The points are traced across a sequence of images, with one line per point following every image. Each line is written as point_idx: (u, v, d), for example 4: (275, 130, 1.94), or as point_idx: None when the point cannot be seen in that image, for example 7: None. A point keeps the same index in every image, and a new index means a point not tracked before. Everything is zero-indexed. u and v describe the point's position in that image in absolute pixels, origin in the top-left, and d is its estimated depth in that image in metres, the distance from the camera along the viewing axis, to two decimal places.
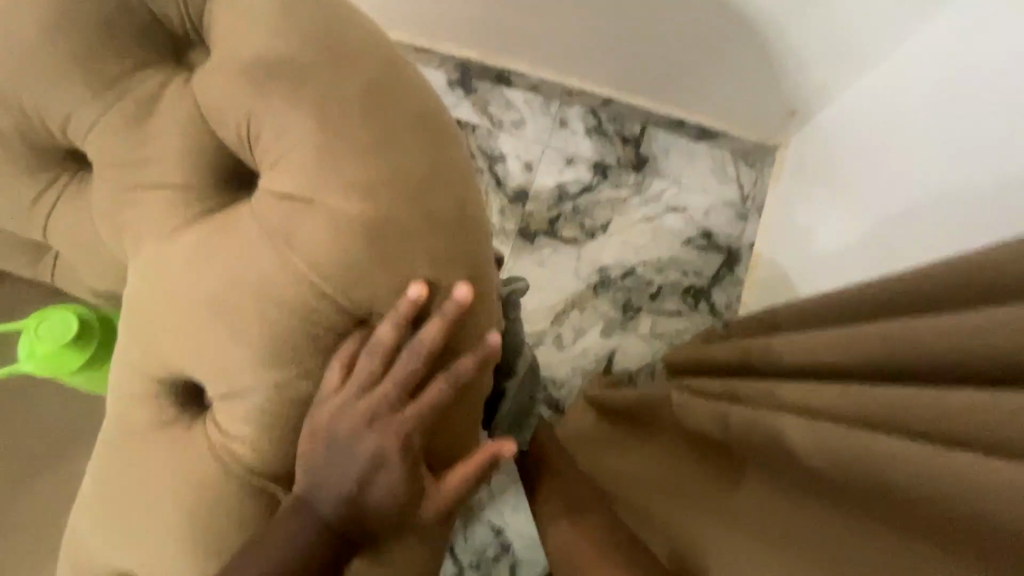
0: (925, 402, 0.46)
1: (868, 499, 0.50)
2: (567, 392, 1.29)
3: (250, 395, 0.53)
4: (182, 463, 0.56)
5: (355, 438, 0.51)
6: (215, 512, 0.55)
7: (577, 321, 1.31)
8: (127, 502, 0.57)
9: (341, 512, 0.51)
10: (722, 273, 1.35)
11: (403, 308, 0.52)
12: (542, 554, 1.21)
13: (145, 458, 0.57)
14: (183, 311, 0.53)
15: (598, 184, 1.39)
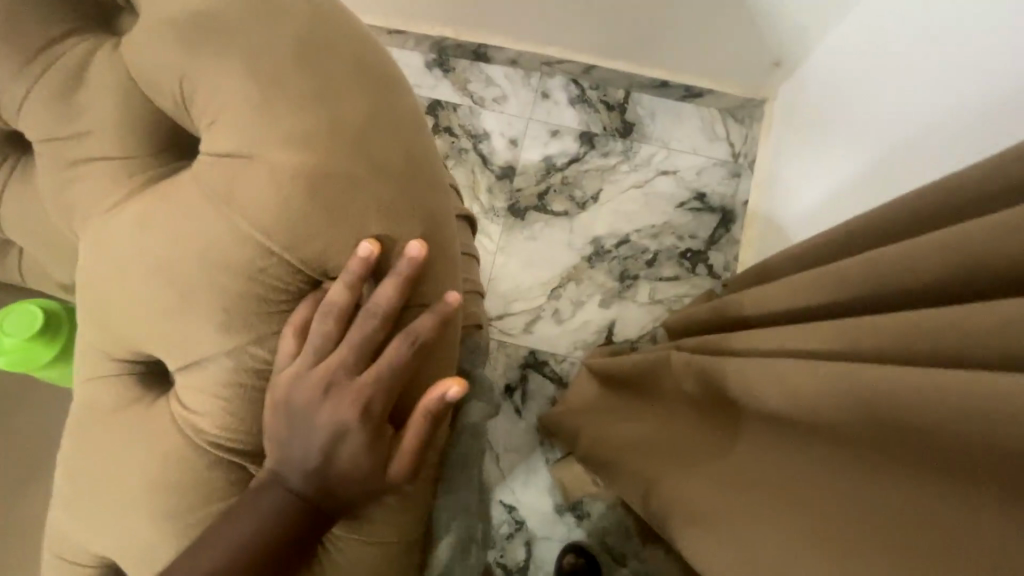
0: (906, 322, 0.43)
1: (861, 435, 0.47)
2: (570, 364, 1.28)
3: (210, 364, 0.52)
4: (149, 441, 0.55)
5: (316, 405, 0.51)
6: (184, 489, 0.54)
7: (574, 294, 1.30)
8: (100, 487, 0.56)
9: (309, 481, 0.51)
10: (720, 234, 1.33)
11: (352, 268, 0.50)
12: (557, 529, 1.21)
13: (115, 439, 0.56)
14: (134, 284, 0.52)
15: (586, 154, 1.36)
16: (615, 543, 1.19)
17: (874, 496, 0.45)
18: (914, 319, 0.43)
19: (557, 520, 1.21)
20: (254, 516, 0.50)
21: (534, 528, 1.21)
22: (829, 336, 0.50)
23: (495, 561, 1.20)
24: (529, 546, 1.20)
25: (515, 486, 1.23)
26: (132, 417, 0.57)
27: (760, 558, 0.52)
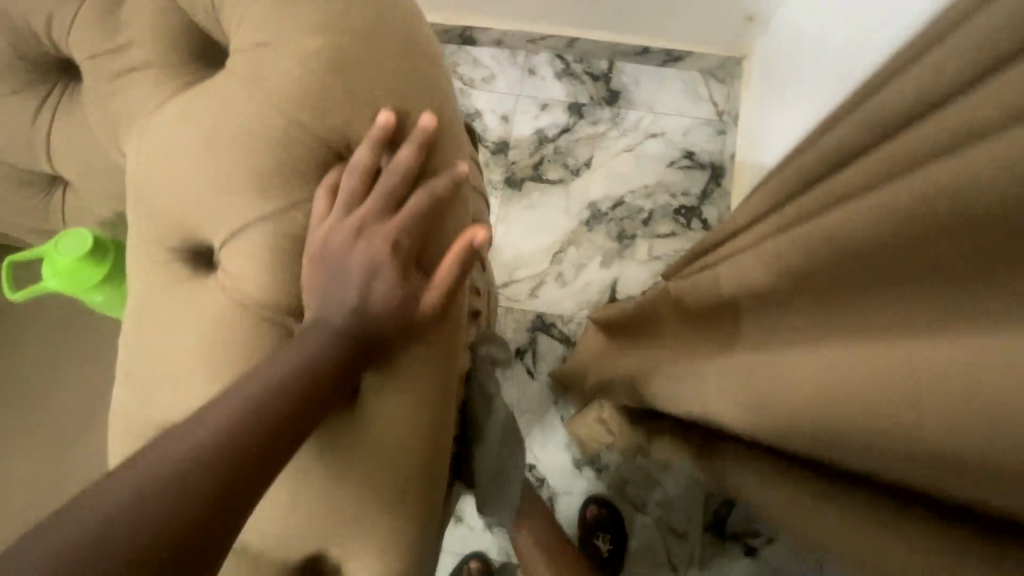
0: (886, 155, 0.44)
1: (854, 272, 0.46)
2: (576, 325, 1.31)
3: (252, 244, 0.56)
4: (203, 314, 0.58)
5: (350, 252, 0.54)
6: (233, 353, 0.56)
7: (575, 257, 1.34)
8: (160, 363, 0.59)
9: (347, 321, 0.54)
10: (711, 188, 1.37)
11: (373, 132, 0.54)
12: (577, 483, 1.25)
13: (171, 316, 0.60)
14: (182, 172, 0.56)
15: (576, 124, 1.42)
16: (634, 490, 1.23)
17: (850, 325, 0.47)
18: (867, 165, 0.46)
19: (577, 474, 1.25)
20: (300, 352, 0.52)
21: (554, 483, 1.25)
22: (806, 209, 0.54)
23: None
24: (551, 501, 1.24)
25: (533, 445, 1.26)
26: (175, 302, 0.60)
27: (765, 420, 0.56)
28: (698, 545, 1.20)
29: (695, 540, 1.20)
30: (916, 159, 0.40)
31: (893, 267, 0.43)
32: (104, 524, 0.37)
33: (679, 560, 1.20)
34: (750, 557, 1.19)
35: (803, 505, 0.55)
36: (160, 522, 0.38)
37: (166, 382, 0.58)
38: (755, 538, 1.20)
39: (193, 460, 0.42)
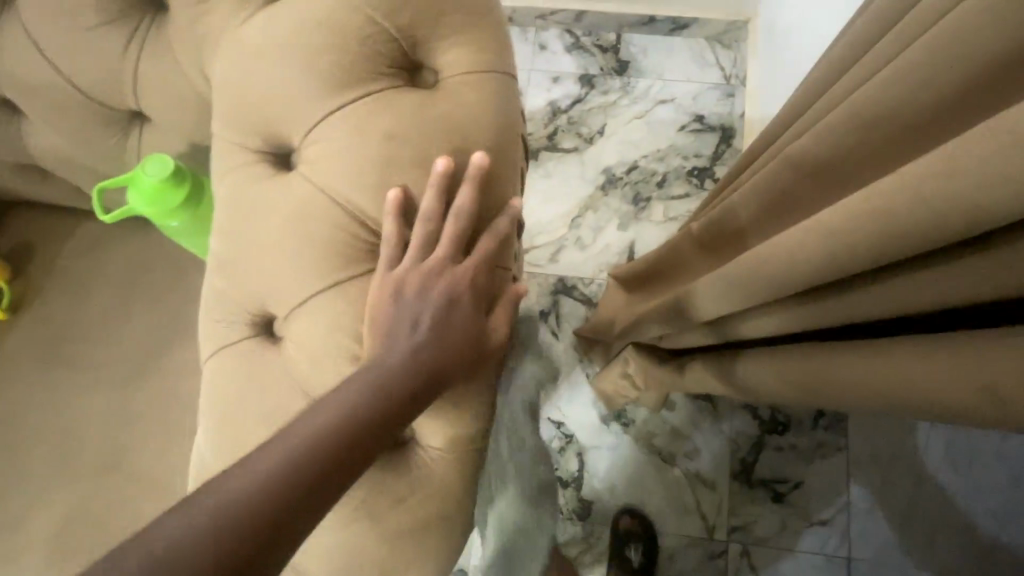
0: (895, 39, 0.46)
1: (855, 154, 0.49)
2: (597, 286, 1.35)
3: (306, 145, 0.54)
4: (286, 208, 0.53)
5: (418, 304, 0.51)
6: (317, 252, 0.52)
7: (593, 221, 1.38)
8: (245, 267, 0.55)
9: (417, 371, 0.51)
10: (722, 150, 1.41)
11: (434, 181, 0.50)
12: (606, 439, 1.27)
13: (250, 218, 0.55)
14: (232, 77, 0.54)
15: (588, 94, 1.46)
16: (662, 443, 1.26)
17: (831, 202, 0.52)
18: (866, 59, 0.50)
19: (605, 430, 1.27)
20: (404, 343, 0.51)
21: (583, 440, 1.27)
22: (816, 113, 0.58)
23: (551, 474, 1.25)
24: (581, 457, 1.26)
25: (561, 404, 1.29)
26: (238, 209, 0.56)
27: (797, 320, 0.58)
28: (726, 492, 1.23)
29: (724, 487, 1.23)
30: (913, 37, 0.44)
31: (873, 146, 0.47)
32: (254, 501, 0.44)
33: (709, 509, 1.23)
34: (778, 502, 1.22)
35: (833, 391, 0.59)
36: (302, 508, 0.45)
37: (220, 305, 0.58)
38: (782, 483, 1.23)
39: (326, 454, 0.47)
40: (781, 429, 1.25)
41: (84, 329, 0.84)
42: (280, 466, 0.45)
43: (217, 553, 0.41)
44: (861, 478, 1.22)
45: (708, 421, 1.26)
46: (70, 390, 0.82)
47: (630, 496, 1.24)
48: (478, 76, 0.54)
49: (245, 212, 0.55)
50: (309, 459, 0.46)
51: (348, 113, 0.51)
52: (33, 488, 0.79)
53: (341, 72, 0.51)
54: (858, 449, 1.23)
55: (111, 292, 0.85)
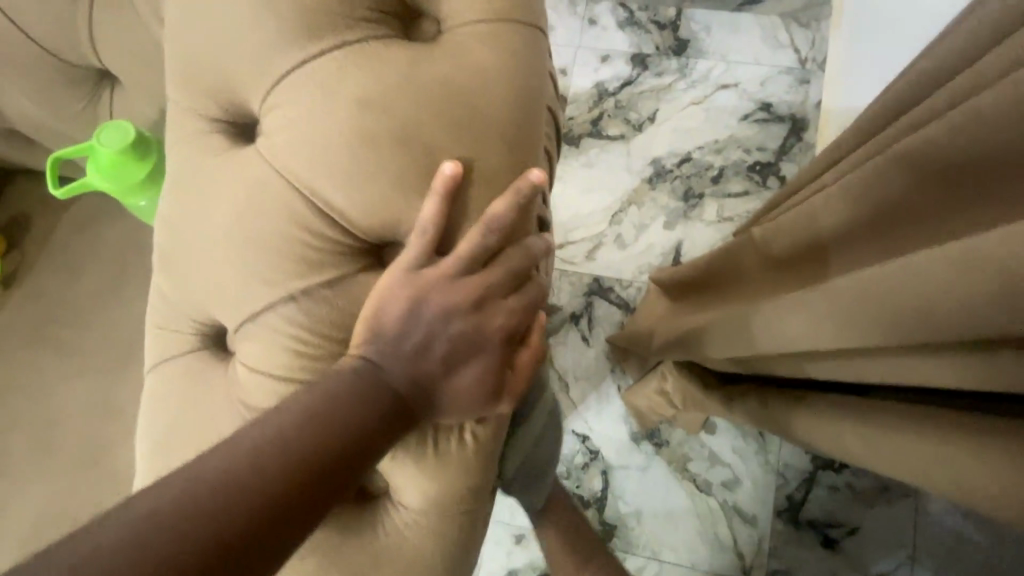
0: None
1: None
2: (636, 290, 1.22)
3: (276, 112, 0.44)
4: (243, 193, 0.44)
5: (423, 328, 0.43)
6: (270, 249, 0.43)
7: (636, 218, 1.25)
8: (192, 260, 0.47)
9: (413, 392, 0.43)
10: (791, 143, 1.24)
11: (435, 187, 0.41)
12: (636, 458, 1.15)
13: (202, 201, 0.46)
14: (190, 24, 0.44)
15: (639, 76, 1.31)
16: (698, 470, 1.13)
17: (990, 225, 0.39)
18: None
19: (635, 449, 1.16)
20: (390, 338, 0.43)
21: (610, 457, 1.16)
22: (946, 94, 0.45)
23: (572, 492, 1.15)
24: (606, 476, 1.15)
25: (588, 416, 1.18)
26: (193, 190, 0.47)
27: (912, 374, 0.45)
28: (768, 531, 1.10)
29: (766, 525, 1.10)
30: None
31: None
32: (185, 511, 0.36)
33: (747, 547, 1.09)
34: (829, 548, 1.08)
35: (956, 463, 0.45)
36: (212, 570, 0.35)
37: (179, 302, 0.51)
38: (834, 528, 1.08)
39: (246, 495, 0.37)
40: (838, 465, 1.10)
41: (76, 310, 0.79)
42: (189, 507, 0.36)
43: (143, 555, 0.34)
44: (931, 530, 1.06)
45: (753, 449, 1.12)
46: (57, 371, 0.77)
47: (658, 524, 1.12)
48: (497, 30, 0.44)
49: (208, 190, 0.46)
50: (226, 499, 0.37)
51: (337, 72, 0.41)
52: (11, 472, 0.74)
53: (331, 21, 0.42)
54: (930, 496, 1.07)
55: (106, 272, 0.79)
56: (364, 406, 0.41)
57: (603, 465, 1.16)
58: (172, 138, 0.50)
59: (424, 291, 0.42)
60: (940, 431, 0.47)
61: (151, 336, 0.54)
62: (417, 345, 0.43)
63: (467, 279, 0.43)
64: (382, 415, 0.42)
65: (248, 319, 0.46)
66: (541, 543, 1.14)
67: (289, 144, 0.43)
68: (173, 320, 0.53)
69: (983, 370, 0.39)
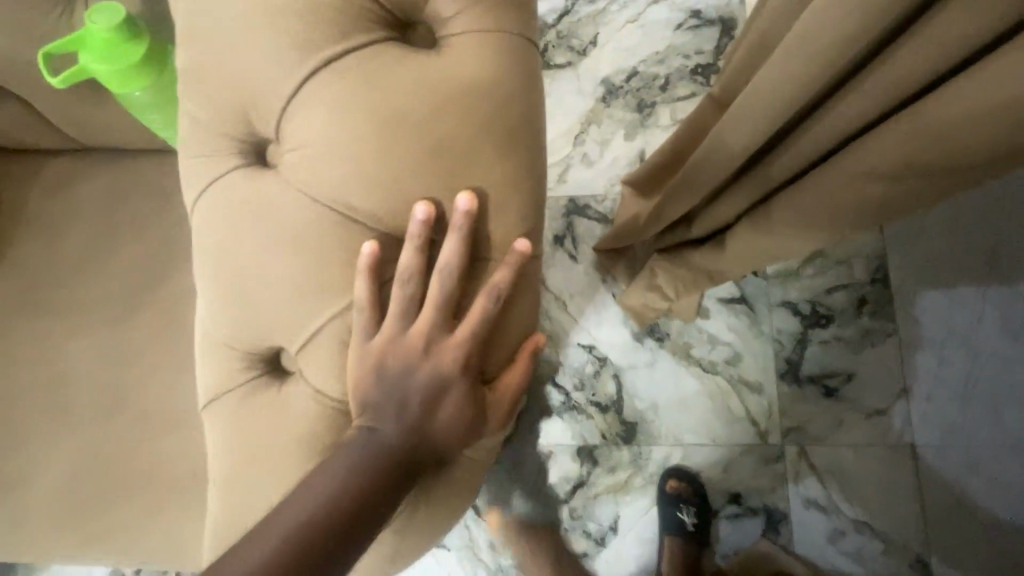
0: None
1: None
2: (611, 202, 1.27)
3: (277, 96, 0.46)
4: (280, 231, 0.47)
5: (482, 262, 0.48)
6: (311, 266, 0.46)
7: (598, 135, 1.30)
8: (235, 282, 0.49)
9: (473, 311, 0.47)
10: (724, 43, 1.31)
11: (475, 104, 0.45)
12: (640, 355, 1.20)
13: (241, 234, 0.48)
14: (201, 31, 0.47)
15: (575, 5, 1.36)
16: (701, 353, 1.19)
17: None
18: None
19: (638, 347, 1.20)
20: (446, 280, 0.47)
21: (617, 360, 1.20)
22: None
23: (588, 401, 1.19)
24: (618, 378, 1.19)
25: (589, 327, 1.22)
26: (240, 213, 0.48)
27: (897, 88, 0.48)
28: (774, 394, 1.17)
29: (771, 390, 1.17)
30: None
31: None
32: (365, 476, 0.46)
33: (759, 414, 1.16)
34: (831, 397, 1.15)
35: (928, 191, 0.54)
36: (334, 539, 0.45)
37: (218, 313, 0.51)
38: (833, 377, 1.16)
39: (380, 497, 0.46)
40: (824, 321, 1.18)
41: (45, 272, 0.72)
42: (337, 521, 0.45)
43: (336, 509, 0.45)
44: (916, 360, 1.15)
45: (746, 324, 1.19)
46: (57, 339, 0.71)
47: (675, 412, 1.17)
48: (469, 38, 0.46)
49: (250, 221, 0.48)
50: (312, 521, 0.45)
51: (378, 62, 0.46)
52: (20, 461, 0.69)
53: (361, 68, 0.45)
54: (909, 330, 1.16)
55: (57, 217, 0.73)
56: (478, 346, 0.48)
57: (616, 370, 1.20)
58: (345, 49, 0.46)
59: (460, 128, 0.45)
60: (894, 156, 0.52)
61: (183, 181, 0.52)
62: (476, 271, 0.48)
63: (528, 147, 0.48)
64: (494, 354, 0.50)
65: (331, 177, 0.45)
66: (569, 455, 1.17)
67: (318, 132, 0.46)
68: (212, 167, 0.50)
69: (895, 66, 0.47)
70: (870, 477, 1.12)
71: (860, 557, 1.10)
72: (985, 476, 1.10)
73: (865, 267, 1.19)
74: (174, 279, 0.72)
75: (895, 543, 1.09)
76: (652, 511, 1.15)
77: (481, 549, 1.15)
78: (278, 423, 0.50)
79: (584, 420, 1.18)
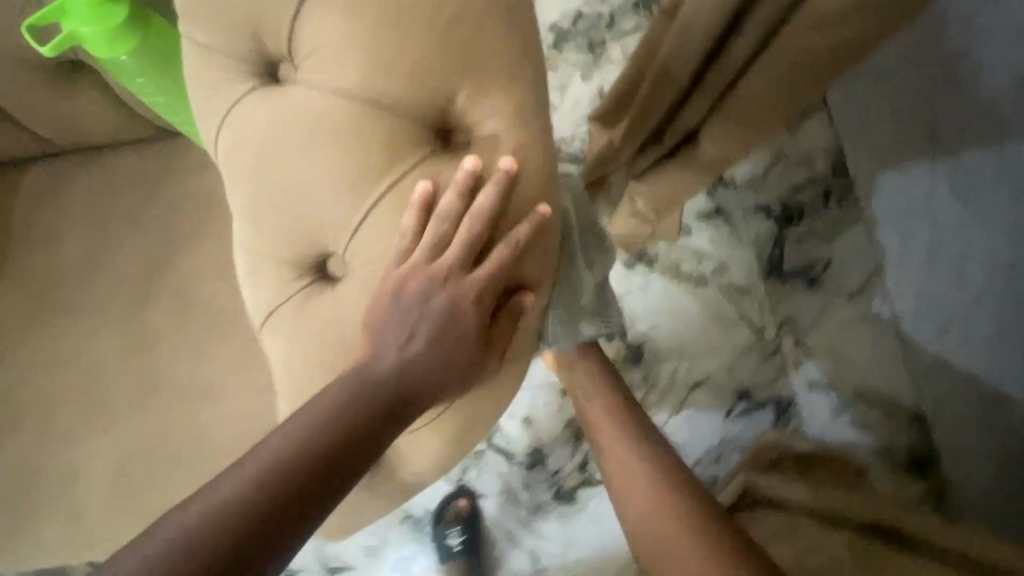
0: None
1: None
2: (580, 142, 1.31)
3: None
4: (313, 126, 0.52)
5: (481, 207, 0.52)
6: (344, 149, 0.51)
7: (555, 81, 1.34)
8: (272, 185, 0.53)
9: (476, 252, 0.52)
10: None
11: None
12: (634, 281, 1.25)
13: (272, 142, 0.53)
14: None
15: None
16: (690, 268, 1.25)
17: None
18: None
19: (630, 274, 1.26)
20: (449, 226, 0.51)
21: (613, 289, 1.25)
22: None
23: None
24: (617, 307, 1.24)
25: None
26: (268, 119, 0.53)
27: None
28: (764, 292, 1.24)
29: (760, 290, 1.24)
30: None
31: None
32: (352, 416, 0.51)
33: (752, 314, 1.23)
34: (814, 286, 1.23)
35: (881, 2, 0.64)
36: (316, 468, 0.50)
37: (261, 218, 0.55)
38: (813, 267, 1.24)
39: (382, 417, 0.52)
40: (796, 218, 1.25)
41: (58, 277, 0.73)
42: (370, 412, 0.52)
43: (323, 444, 0.50)
44: (885, 237, 1.23)
45: (726, 233, 1.26)
46: (86, 340, 0.72)
47: (675, 327, 1.23)
48: None
49: (279, 126, 0.53)
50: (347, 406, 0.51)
51: None
52: (72, 461, 0.71)
53: None
54: (873, 212, 1.24)
55: (60, 222, 0.74)
56: (487, 274, 0.53)
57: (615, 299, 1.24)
58: None
59: None
60: None
61: (203, 114, 0.57)
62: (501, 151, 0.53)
63: None
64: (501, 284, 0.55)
65: (361, 89, 0.51)
66: None
67: (335, 39, 0.51)
68: (230, 95, 0.55)
69: None
70: (861, 351, 1.21)
71: (863, 426, 1.18)
72: None
73: (824, 161, 1.27)
74: (186, 263, 0.73)
75: (891, 406, 1.19)
76: (670, 424, 1.21)
77: (517, 490, 1.20)
78: (337, 323, 0.55)
79: None
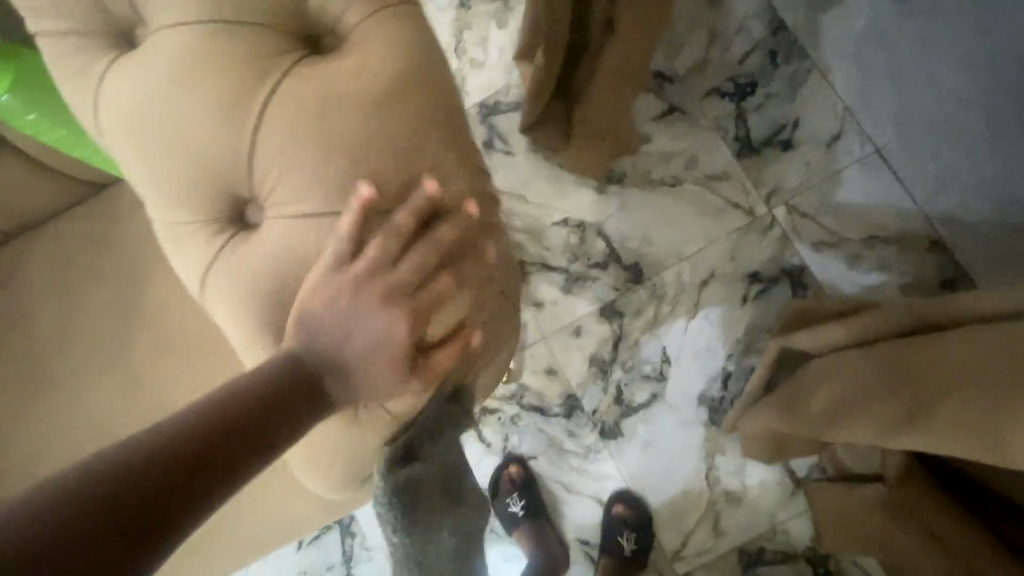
0: None
1: None
2: (516, 88, 1.27)
3: None
4: (179, 78, 0.55)
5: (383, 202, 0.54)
6: (209, 86, 0.54)
7: (474, 36, 1.29)
8: (157, 145, 0.55)
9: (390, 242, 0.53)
10: None
11: None
12: (610, 204, 1.23)
13: (146, 106, 0.55)
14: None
15: None
16: (661, 173, 1.22)
17: None
18: None
19: (605, 198, 1.23)
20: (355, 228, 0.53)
21: (591, 218, 1.23)
22: None
23: (587, 266, 1.21)
24: (602, 233, 1.22)
25: (554, 202, 1.24)
26: (138, 82, 0.55)
27: None
28: (742, 171, 1.20)
29: (737, 171, 1.20)
30: None
31: None
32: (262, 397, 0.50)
33: (737, 196, 1.20)
34: (790, 149, 1.19)
35: None
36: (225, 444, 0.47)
37: (156, 183, 0.57)
38: (783, 131, 1.20)
39: (298, 403, 0.51)
40: (750, 89, 1.22)
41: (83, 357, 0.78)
42: (301, 377, 0.52)
43: (231, 422, 0.48)
44: (845, 77, 1.19)
45: (686, 127, 1.22)
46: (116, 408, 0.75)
47: (665, 234, 1.20)
48: None
49: (149, 88, 0.55)
50: (260, 388, 0.50)
51: None
52: None
53: None
54: (822, 56, 1.20)
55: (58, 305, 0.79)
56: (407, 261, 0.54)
57: (595, 230, 1.22)
58: None
59: None
60: None
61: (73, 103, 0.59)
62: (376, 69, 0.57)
63: None
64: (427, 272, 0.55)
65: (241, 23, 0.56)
66: (594, 319, 1.20)
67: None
68: (93, 79, 0.57)
69: None
70: (857, 197, 1.16)
71: (883, 267, 1.14)
72: (952, 142, 1.13)
73: (760, 23, 1.22)
74: None
75: (906, 240, 1.14)
76: (688, 330, 1.18)
77: (562, 441, 1.19)
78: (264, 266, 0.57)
79: (592, 285, 1.21)
